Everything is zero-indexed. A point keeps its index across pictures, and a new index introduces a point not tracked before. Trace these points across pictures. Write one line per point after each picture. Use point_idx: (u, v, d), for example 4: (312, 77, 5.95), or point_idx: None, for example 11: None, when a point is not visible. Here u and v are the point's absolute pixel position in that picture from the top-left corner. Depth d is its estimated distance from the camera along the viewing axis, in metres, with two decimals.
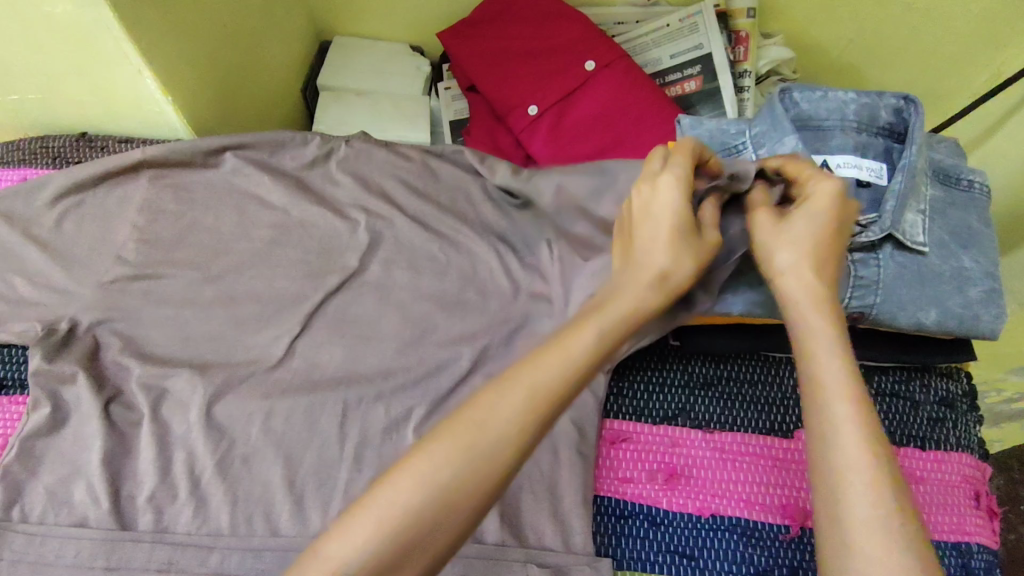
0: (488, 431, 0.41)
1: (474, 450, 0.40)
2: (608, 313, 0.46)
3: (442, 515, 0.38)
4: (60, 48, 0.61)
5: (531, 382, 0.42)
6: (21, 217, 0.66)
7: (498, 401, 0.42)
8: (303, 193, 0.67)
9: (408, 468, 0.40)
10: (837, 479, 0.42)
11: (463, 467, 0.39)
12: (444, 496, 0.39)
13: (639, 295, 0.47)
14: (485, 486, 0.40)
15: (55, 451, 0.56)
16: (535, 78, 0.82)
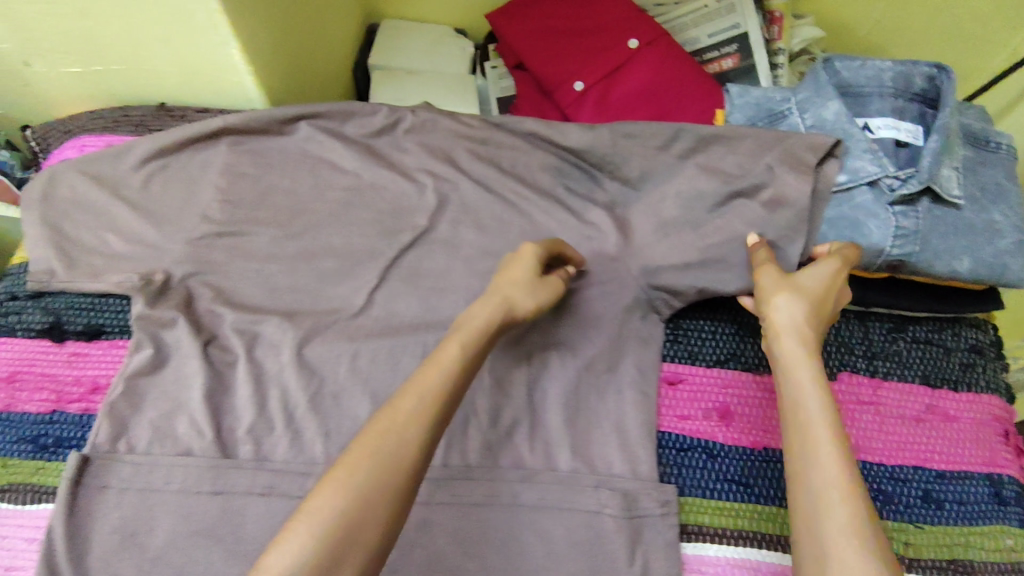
0: (394, 433, 0.42)
1: (386, 442, 0.42)
2: (470, 327, 0.50)
3: (379, 485, 0.40)
4: (151, 20, 0.66)
5: (421, 386, 0.45)
6: (110, 177, 0.70)
7: (391, 410, 0.44)
8: (373, 158, 0.72)
9: (348, 458, 0.41)
10: (819, 500, 0.42)
11: (384, 453, 0.41)
12: (380, 478, 0.40)
13: (486, 315, 0.51)
14: (408, 461, 0.42)
15: (157, 390, 0.60)
16: (580, 56, 0.87)
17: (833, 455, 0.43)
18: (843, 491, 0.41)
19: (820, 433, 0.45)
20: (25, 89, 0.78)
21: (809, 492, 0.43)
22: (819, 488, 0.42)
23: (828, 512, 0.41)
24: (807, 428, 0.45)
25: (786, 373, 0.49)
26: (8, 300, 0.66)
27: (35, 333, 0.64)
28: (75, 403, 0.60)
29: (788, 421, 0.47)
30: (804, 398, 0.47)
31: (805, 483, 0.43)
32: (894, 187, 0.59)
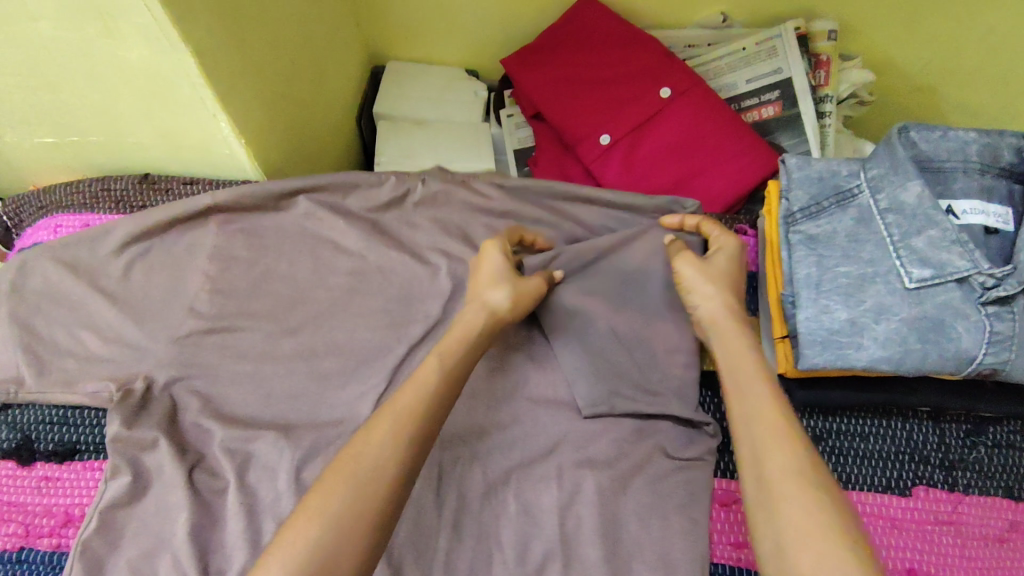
0: (372, 454, 0.42)
1: (366, 472, 0.41)
2: (462, 342, 0.50)
3: (357, 512, 0.40)
4: (131, 94, 0.59)
5: (393, 412, 0.45)
6: (88, 266, 0.63)
7: (369, 433, 0.44)
8: (380, 237, 0.65)
9: (326, 488, 0.41)
10: (761, 470, 0.41)
11: (360, 471, 0.41)
12: (355, 504, 0.40)
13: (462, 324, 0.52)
14: (383, 490, 0.41)
15: (137, 523, 0.52)
16: (606, 107, 0.79)
17: (788, 447, 0.42)
18: (799, 466, 0.41)
19: (757, 406, 0.45)
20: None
21: (763, 466, 0.41)
22: (764, 457, 0.42)
23: (774, 485, 0.40)
24: (748, 402, 0.45)
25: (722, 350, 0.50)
26: None
27: (2, 454, 0.57)
28: (44, 538, 0.53)
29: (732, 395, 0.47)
30: (745, 372, 0.47)
31: (753, 459, 0.42)
32: (987, 286, 0.50)
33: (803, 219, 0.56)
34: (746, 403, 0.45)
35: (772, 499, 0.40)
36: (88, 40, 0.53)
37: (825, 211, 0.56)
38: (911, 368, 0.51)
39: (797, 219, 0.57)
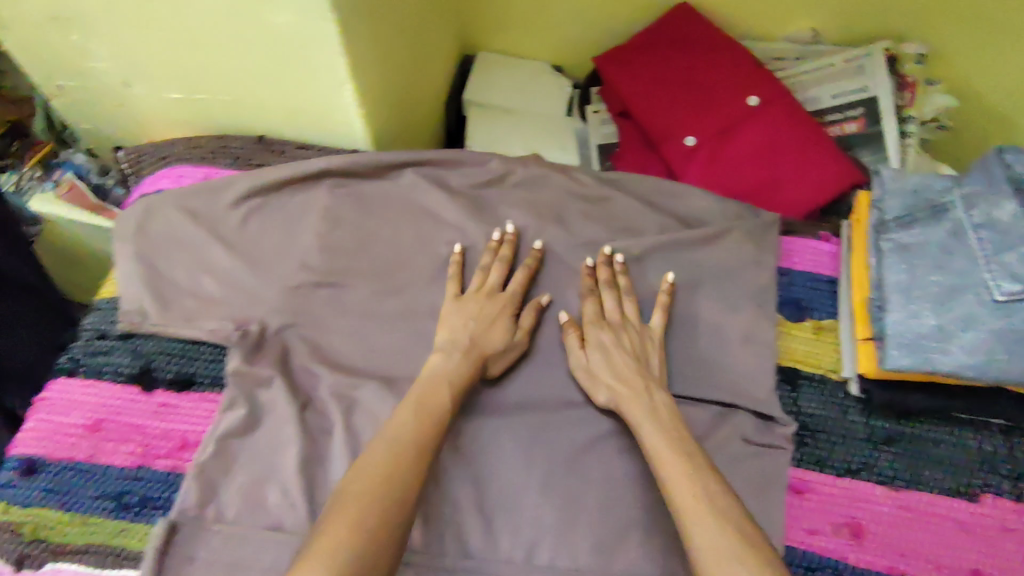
0: (391, 484, 0.46)
1: (384, 498, 0.45)
2: (445, 378, 0.56)
3: (380, 532, 0.44)
4: (267, 57, 0.64)
5: (394, 454, 0.48)
6: (206, 213, 0.67)
7: (372, 461, 0.48)
8: (478, 212, 0.68)
9: (359, 509, 0.44)
10: (692, 525, 0.46)
11: (362, 507, 0.44)
12: (378, 531, 0.44)
13: (460, 367, 0.57)
14: (400, 510, 0.45)
15: (249, 454, 0.57)
16: (695, 110, 0.82)
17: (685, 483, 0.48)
18: (730, 516, 0.46)
19: (675, 469, 0.50)
20: (123, 110, 0.77)
21: (682, 508, 0.47)
22: (693, 512, 0.47)
23: (699, 534, 0.45)
24: (666, 462, 0.51)
25: (636, 420, 0.55)
26: (98, 339, 0.63)
27: (125, 378, 0.61)
28: (162, 459, 0.57)
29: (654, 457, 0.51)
30: (665, 435, 0.53)
31: (683, 510, 0.47)
32: None
33: (895, 228, 0.59)
34: (668, 463, 0.50)
35: (709, 544, 0.45)
36: (243, 5, 0.58)
37: (918, 222, 0.59)
38: (990, 378, 0.53)
39: (890, 227, 0.60)
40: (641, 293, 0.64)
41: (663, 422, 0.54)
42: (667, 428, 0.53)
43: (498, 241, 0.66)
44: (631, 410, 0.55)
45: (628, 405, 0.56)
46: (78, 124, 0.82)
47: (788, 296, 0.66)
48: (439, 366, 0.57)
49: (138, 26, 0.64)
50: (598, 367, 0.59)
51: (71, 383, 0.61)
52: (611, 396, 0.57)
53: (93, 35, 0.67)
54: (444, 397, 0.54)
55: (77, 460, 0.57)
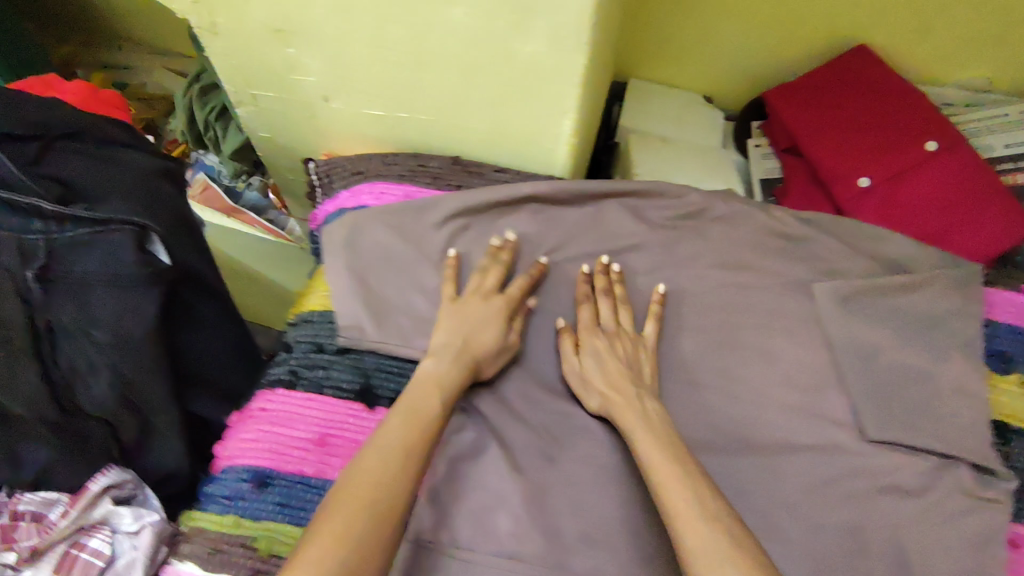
0: (359, 486, 0.47)
1: (360, 501, 0.46)
2: (445, 385, 0.57)
3: (372, 539, 0.45)
4: (495, 82, 0.64)
5: (379, 450, 0.50)
6: (417, 230, 0.68)
7: (362, 467, 0.48)
8: (679, 247, 0.69)
9: (330, 515, 0.45)
10: (680, 532, 0.47)
11: (357, 506, 0.46)
12: (363, 542, 0.44)
13: (451, 373, 0.57)
14: (384, 515, 0.46)
15: (476, 480, 0.58)
16: (869, 150, 0.82)
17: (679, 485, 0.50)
18: (686, 514, 0.48)
19: (663, 473, 0.51)
20: (310, 121, 0.78)
21: (676, 512, 0.48)
22: (681, 517, 0.48)
23: (689, 538, 0.46)
24: (657, 467, 0.52)
25: (625, 426, 0.56)
26: (316, 352, 0.64)
27: (347, 394, 0.61)
28: None
29: (646, 463, 0.52)
30: (650, 442, 0.54)
31: (670, 514, 0.48)
32: None
33: None
34: (665, 469, 0.51)
35: (693, 551, 0.45)
36: (490, 32, 0.58)
37: None
38: None
39: None
40: (845, 338, 0.65)
41: (659, 430, 0.55)
42: (658, 434, 0.54)
43: (499, 245, 0.67)
44: (628, 421, 0.56)
45: (628, 416, 0.56)
46: (256, 132, 0.83)
47: (991, 347, 0.67)
48: (448, 374, 0.57)
49: (363, 43, 0.64)
50: (592, 376, 0.61)
51: (293, 396, 0.62)
52: (601, 402, 0.59)
53: (309, 48, 0.67)
54: (431, 403, 0.55)
55: (306, 475, 0.58)
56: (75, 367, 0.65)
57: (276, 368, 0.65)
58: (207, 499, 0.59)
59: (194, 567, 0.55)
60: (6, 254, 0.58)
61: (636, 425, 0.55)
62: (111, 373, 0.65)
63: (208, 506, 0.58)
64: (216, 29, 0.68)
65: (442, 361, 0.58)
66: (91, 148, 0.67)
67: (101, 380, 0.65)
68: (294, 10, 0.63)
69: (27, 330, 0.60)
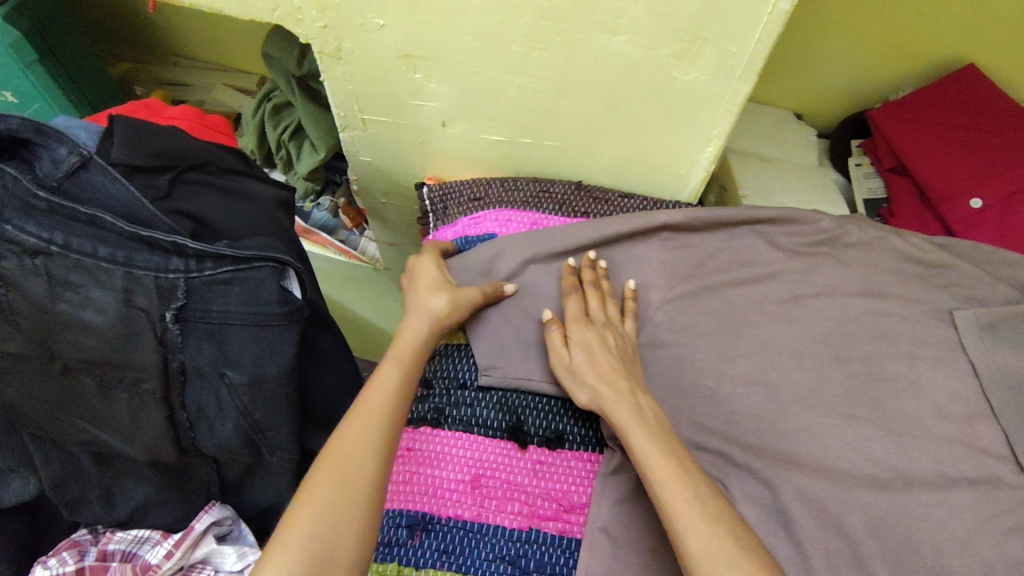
0: (345, 449, 0.50)
1: (337, 464, 0.49)
2: (403, 349, 0.59)
3: (346, 494, 0.48)
4: (641, 109, 0.62)
5: (359, 417, 0.52)
6: (555, 262, 0.68)
7: (346, 432, 0.51)
8: (816, 274, 0.68)
9: (312, 483, 0.48)
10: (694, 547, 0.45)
11: (339, 472, 0.49)
12: (339, 496, 0.47)
13: (416, 333, 0.60)
14: (367, 472, 0.49)
15: (643, 523, 0.54)
16: (981, 171, 0.80)
17: (669, 479, 0.49)
18: (699, 523, 0.46)
19: (665, 478, 0.49)
20: (421, 147, 0.76)
21: (669, 507, 0.48)
22: (689, 529, 0.46)
23: (699, 548, 0.45)
24: (649, 465, 0.50)
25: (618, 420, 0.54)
26: (459, 389, 0.62)
27: (497, 432, 0.60)
28: (551, 521, 0.56)
29: (642, 468, 0.51)
30: (646, 446, 0.51)
31: (675, 526, 0.46)
32: None
33: None
34: (655, 470, 0.50)
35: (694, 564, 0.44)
36: (651, 60, 0.56)
37: None
38: None
39: None
40: (996, 368, 0.63)
41: (646, 424, 0.53)
42: (642, 424, 0.53)
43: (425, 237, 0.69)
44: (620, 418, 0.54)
45: (618, 414, 0.54)
46: (357, 155, 0.80)
47: None
48: (409, 347, 0.59)
49: (503, 69, 0.62)
50: (584, 367, 0.58)
51: (443, 436, 0.60)
52: (591, 391, 0.57)
53: (437, 74, 0.65)
54: (391, 368, 0.57)
55: (466, 519, 0.56)
56: (202, 409, 0.62)
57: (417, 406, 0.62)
58: None
59: None
60: (143, 296, 0.56)
61: (635, 434, 0.52)
62: (239, 415, 0.62)
63: None
64: (340, 54, 0.66)
65: (419, 326, 0.61)
66: (215, 178, 0.64)
67: (227, 420, 0.62)
68: (433, 37, 0.61)
69: (160, 372, 0.58)
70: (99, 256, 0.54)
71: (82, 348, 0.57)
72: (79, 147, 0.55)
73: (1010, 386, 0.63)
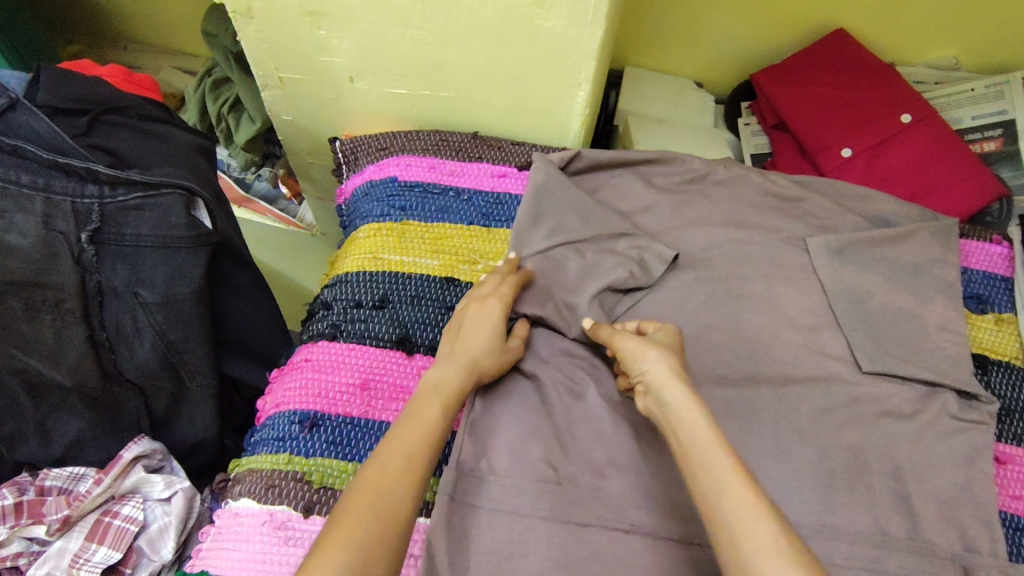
0: (379, 486, 0.47)
1: (373, 503, 0.46)
2: (446, 390, 0.56)
3: (379, 541, 0.45)
4: (516, 56, 0.70)
5: (402, 446, 0.51)
6: (467, 198, 0.76)
7: (379, 463, 0.49)
8: (686, 208, 0.76)
9: (339, 520, 0.45)
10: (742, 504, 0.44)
11: (377, 510, 0.46)
12: (378, 530, 0.45)
13: (446, 376, 0.57)
14: (398, 520, 0.47)
15: (511, 415, 0.62)
16: (850, 124, 0.89)
17: (737, 481, 0.46)
18: (740, 503, 0.45)
19: (722, 467, 0.47)
20: (335, 103, 0.83)
21: (727, 520, 0.44)
22: (735, 515, 0.44)
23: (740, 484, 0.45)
24: (702, 446, 0.48)
25: (664, 396, 0.53)
26: (354, 307, 0.68)
27: (387, 343, 0.66)
28: None
29: (685, 447, 0.49)
30: (693, 429, 0.50)
31: (715, 509, 0.45)
32: None
33: None
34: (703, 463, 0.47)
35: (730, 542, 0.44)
36: (515, 9, 0.64)
37: None
38: None
39: None
40: (840, 283, 0.71)
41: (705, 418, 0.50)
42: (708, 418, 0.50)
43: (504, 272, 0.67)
44: (668, 395, 0.53)
45: (673, 394, 0.53)
46: (280, 115, 0.87)
47: (970, 291, 0.74)
48: (448, 383, 0.56)
49: (396, 23, 0.69)
50: (643, 347, 0.57)
51: (338, 347, 0.65)
52: (654, 363, 0.55)
53: (339, 30, 0.72)
54: (433, 405, 0.54)
55: (353, 415, 0.61)
56: (122, 329, 0.67)
57: (317, 323, 0.68)
58: (258, 444, 0.62)
59: (251, 502, 0.57)
60: (61, 219, 0.61)
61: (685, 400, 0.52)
62: (156, 335, 0.68)
63: (258, 450, 0.61)
64: (251, 13, 0.72)
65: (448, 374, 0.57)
66: (134, 121, 0.70)
67: (145, 340, 0.68)
68: None
69: (79, 293, 0.63)
70: (20, 182, 0.59)
71: (7, 270, 0.60)
72: (7, 91, 0.61)
73: (851, 299, 0.71)
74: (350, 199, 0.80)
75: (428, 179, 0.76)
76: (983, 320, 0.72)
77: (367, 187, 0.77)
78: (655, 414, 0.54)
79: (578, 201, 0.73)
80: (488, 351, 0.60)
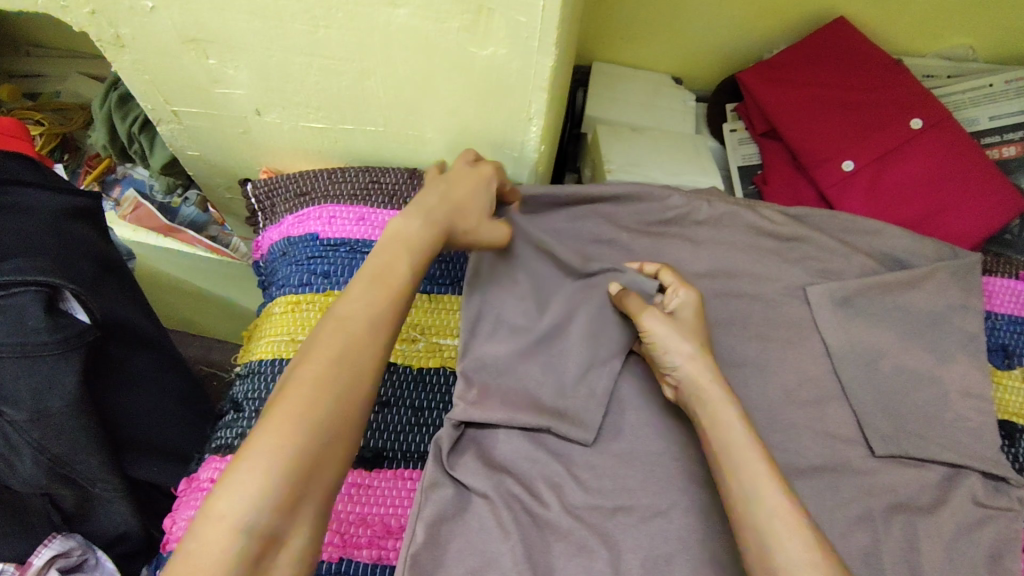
0: (337, 353, 0.42)
1: (328, 376, 0.41)
2: (416, 244, 0.49)
3: (340, 414, 0.41)
4: (451, 88, 0.57)
5: (368, 313, 0.44)
6: None
7: (339, 326, 0.43)
8: (663, 255, 0.64)
9: (295, 391, 0.40)
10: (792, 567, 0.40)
11: (337, 375, 0.41)
12: (336, 398, 0.41)
13: (413, 235, 0.49)
14: (360, 394, 0.42)
15: (461, 540, 0.51)
16: (850, 132, 0.77)
17: (787, 515, 0.42)
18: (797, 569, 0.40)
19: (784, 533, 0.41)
20: (243, 138, 0.69)
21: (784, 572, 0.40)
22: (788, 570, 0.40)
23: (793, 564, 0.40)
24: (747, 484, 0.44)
25: (703, 404, 0.50)
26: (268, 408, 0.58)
27: None
28: (365, 550, 0.54)
29: (724, 468, 0.46)
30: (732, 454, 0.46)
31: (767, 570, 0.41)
32: None
33: None
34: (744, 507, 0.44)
35: None
36: (442, 35, 0.51)
37: None
38: None
39: None
40: (845, 343, 0.61)
41: (743, 424, 0.48)
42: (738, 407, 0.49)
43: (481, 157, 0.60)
44: (706, 398, 0.50)
45: (708, 403, 0.50)
46: (184, 150, 0.74)
47: (994, 342, 0.64)
48: (418, 236, 0.49)
49: (299, 51, 0.55)
50: (674, 335, 0.53)
51: None
52: (686, 354, 0.52)
53: (232, 59, 0.58)
54: (407, 273, 0.48)
55: None
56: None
57: (226, 429, 0.58)
58: None
59: None
60: None
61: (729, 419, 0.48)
62: (36, 451, 0.57)
63: None
64: (121, 42, 0.58)
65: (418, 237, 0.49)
66: None
67: (26, 457, 0.57)
68: (213, 19, 0.53)
69: None
70: None
71: None
72: None
73: (858, 361, 0.60)
74: (267, 257, 0.68)
75: (355, 235, 0.64)
76: (1009, 377, 0.62)
77: (285, 246, 0.65)
78: (685, 396, 0.52)
79: (536, 258, 0.63)
80: (459, 223, 0.53)
